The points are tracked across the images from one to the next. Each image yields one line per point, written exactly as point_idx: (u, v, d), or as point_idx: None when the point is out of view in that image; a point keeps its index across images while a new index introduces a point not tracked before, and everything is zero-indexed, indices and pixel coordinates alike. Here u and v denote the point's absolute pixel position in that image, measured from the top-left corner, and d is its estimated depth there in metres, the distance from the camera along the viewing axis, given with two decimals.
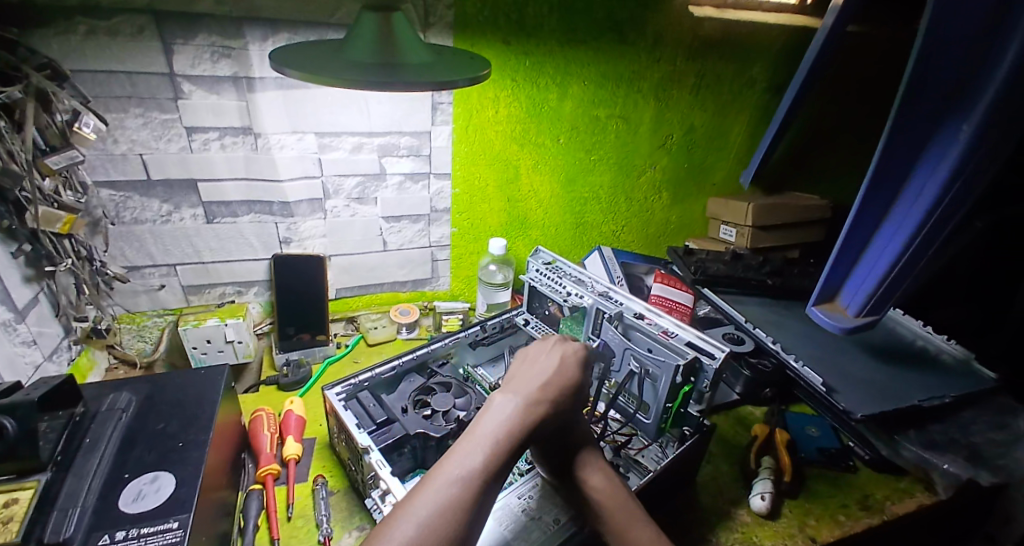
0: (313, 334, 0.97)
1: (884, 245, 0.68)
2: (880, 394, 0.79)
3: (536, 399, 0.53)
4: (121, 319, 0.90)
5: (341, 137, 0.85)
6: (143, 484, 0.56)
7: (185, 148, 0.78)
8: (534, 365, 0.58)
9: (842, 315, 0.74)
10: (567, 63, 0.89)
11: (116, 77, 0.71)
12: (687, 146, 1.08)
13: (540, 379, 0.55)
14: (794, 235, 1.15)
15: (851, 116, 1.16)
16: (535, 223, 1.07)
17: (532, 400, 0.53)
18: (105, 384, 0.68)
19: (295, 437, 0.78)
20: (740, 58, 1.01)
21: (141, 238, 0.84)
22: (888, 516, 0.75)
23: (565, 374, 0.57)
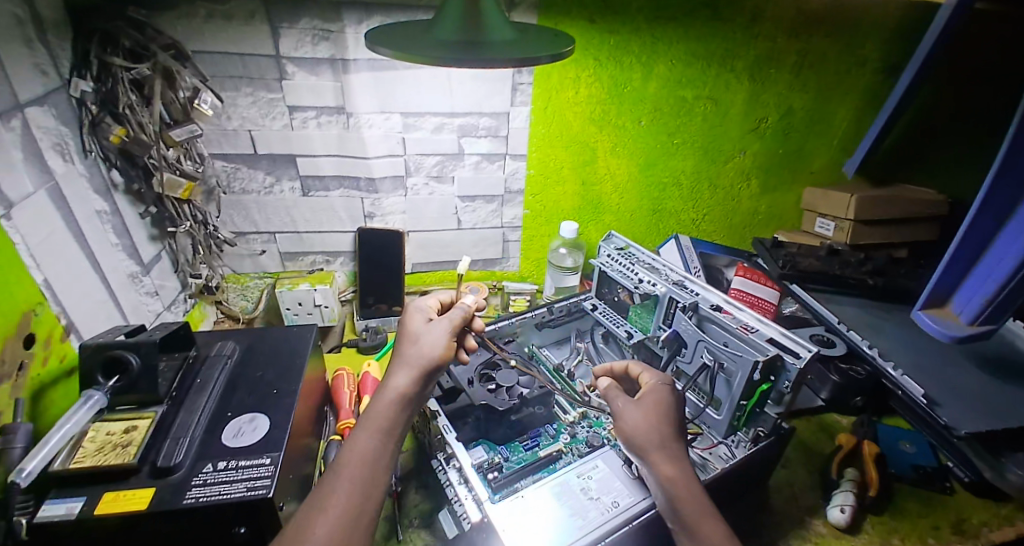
0: (390, 305, 1.04)
1: (1010, 245, 0.59)
2: (993, 412, 0.70)
3: (416, 364, 0.57)
4: (229, 280, 1.00)
5: (424, 117, 0.88)
6: (242, 422, 0.63)
7: (286, 125, 0.85)
8: (415, 336, 0.61)
9: (952, 323, 0.66)
10: (654, 41, 0.86)
11: (232, 59, 0.78)
12: (782, 130, 1.01)
13: (417, 348, 0.59)
14: (902, 233, 1.04)
15: (985, 97, 1.01)
16: (610, 208, 1.05)
17: (416, 366, 0.57)
18: (214, 333, 0.77)
19: (372, 398, 0.84)
20: (850, 34, 0.92)
21: (247, 207, 0.93)
22: (985, 543, 0.67)
23: (439, 338, 0.60)
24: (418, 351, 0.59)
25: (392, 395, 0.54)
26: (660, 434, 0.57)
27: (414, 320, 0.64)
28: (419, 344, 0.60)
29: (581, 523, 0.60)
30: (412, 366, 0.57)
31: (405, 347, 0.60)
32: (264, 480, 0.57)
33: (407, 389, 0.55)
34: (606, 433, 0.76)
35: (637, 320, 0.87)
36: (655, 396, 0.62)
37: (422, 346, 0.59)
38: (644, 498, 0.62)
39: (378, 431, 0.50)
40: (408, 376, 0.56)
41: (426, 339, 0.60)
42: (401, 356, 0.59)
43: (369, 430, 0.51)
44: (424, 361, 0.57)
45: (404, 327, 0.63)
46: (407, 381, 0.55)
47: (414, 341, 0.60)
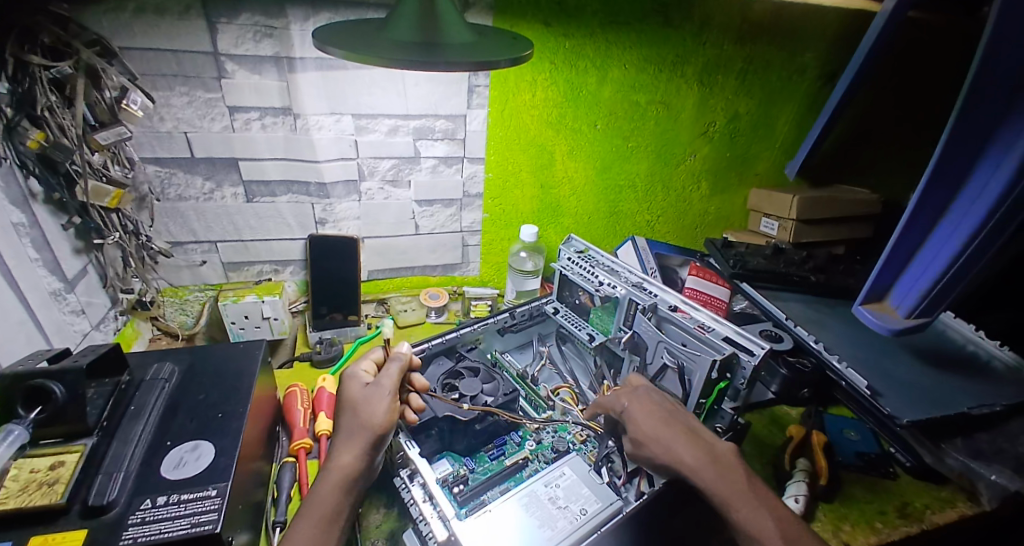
0: (345, 315, 0.99)
1: (942, 244, 0.63)
2: (929, 399, 0.75)
3: (355, 439, 0.60)
4: (165, 293, 0.93)
5: (377, 119, 0.85)
6: (184, 451, 0.58)
7: (227, 127, 0.80)
8: (356, 404, 0.64)
9: (890, 316, 0.70)
10: (608, 45, 0.87)
11: (164, 56, 0.72)
12: (730, 134, 1.04)
13: (356, 418, 0.62)
14: (840, 232, 1.10)
15: (908, 102, 1.09)
16: (568, 211, 1.06)
17: (356, 440, 0.60)
18: (150, 353, 0.71)
19: (327, 414, 0.80)
20: (791, 43, 0.96)
21: (185, 214, 0.86)
22: (928, 525, 0.71)
23: (380, 405, 0.63)
24: (356, 423, 0.62)
25: (333, 477, 0.58)
26: (665, 446, 0.61)
27: (354, 386, 0.66)
28: (357, 416, 0.62)
29: (549, 534, 0.59)
30: (352, 441, 0.61)
31: (348, 416, 0.63)
32: (210, 515, 0.52)
33: (349, 466, 0.59)
34: (571, 437, 0.75)
35: (597, 322, 0.88)
36: (641, 419, 0.64)
37: (362, 418, 0.62)
38: (610, 504, 0.63)
39: (317, 514, 0.55)
40: (351, 452, 0.60)
41: (365, 407, 0.63)
42: (343, 428, 0.63)
43: (310, 515, 0.56)
44: (364, 433, 0.61)
45: (345, 394, 0.66)
46: (350, 457, 0.59)
47: (353, 412, 0.63)
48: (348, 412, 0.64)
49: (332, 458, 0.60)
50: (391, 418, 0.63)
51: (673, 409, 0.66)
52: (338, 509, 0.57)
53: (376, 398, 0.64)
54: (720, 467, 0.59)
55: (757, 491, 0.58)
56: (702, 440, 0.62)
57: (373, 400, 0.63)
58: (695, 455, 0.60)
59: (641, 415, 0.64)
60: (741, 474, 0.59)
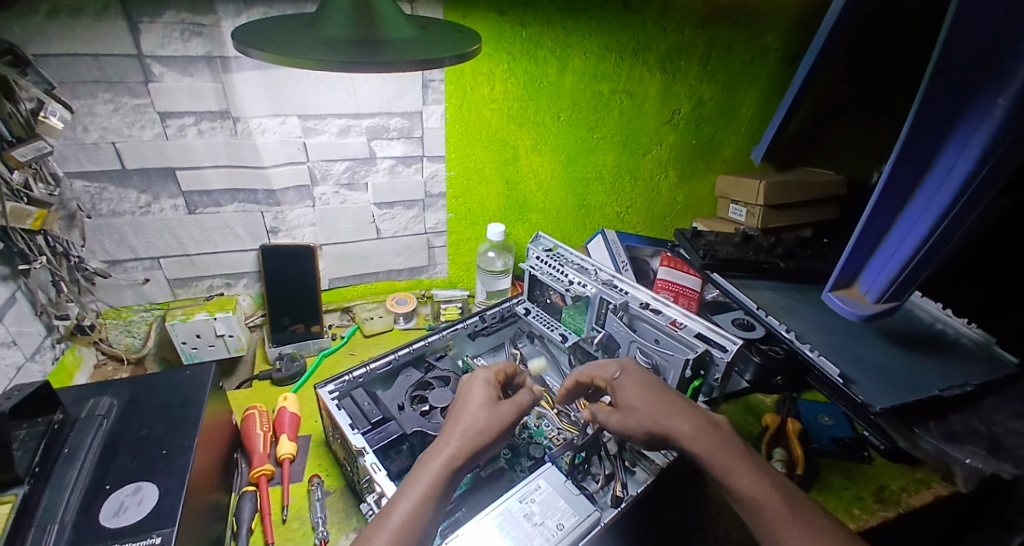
0: (308, 326, 0.94)
1: (906, 229, 0.62)
2: (898, 382, 0.76)
3: (473, 437, 0.55)
4: (107, 315, 0.86)
5: (326, 119, 0.80)
6: (125, 495, 0.53)
7: (160, 134, 0.73)
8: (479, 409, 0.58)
9: (860, 302, 0.69)
10: (567, 34, 0.83)
11: (82, 60, 0.65)
12: (695, 121, 1.02)
13: (475, 420, 0.56)
14: (808, 215, 1.11)
15: (869, 82, 1.09)
16: (535, 206, 1.02)
17: (463, 440, 0.54)
18: (86, 387, 0.65)
19: (289, 436, 0.75)
20: (752, 26, 0.94)
21: (121, 231, 0.80)
22: (904, 509, 0.72)
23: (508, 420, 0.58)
24: (473, 423, 0.56)
25: (438, 464, 0.52)
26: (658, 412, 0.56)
27: (485, 390, 0.60)
28: (476, 419, 0.56)
29: None
30: (461, 436, 0.55)
31: (467, 415, 0.57)
32: None
33: (453, 460, 0.52)
34: (547, 443, 0.73)
35: (570, 321, 0.87)
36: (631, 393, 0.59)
37: (484, 425, 0.56)
38: (589, 515, 0.60)
39: (420, 496, 0.49)
40: (459, 446, 0.54)
41: (491, 416, 0.57)
42: (452, 425, 0.57)
43: (411, 492, 0.50)
44: (483, 435, 0.55)
45: (467, 393, 0.60)
46: (460, 452, 0.53)
47: (473, 410, 0.57)
48: (470, 406, 0.58)
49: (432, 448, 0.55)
50: (500, 439, 0.57)
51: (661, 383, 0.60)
52: (441, 496, 0.51)
53: (510, 410, 0.59)
54: (718, 437, 0.54)
55: (746, 458, 0.52)
56: (695, 410, 0.56)
57: (507, 410, 0.59)
58: (687, 427, 0.54)
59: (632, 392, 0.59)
60: (732, 442, 0.53)
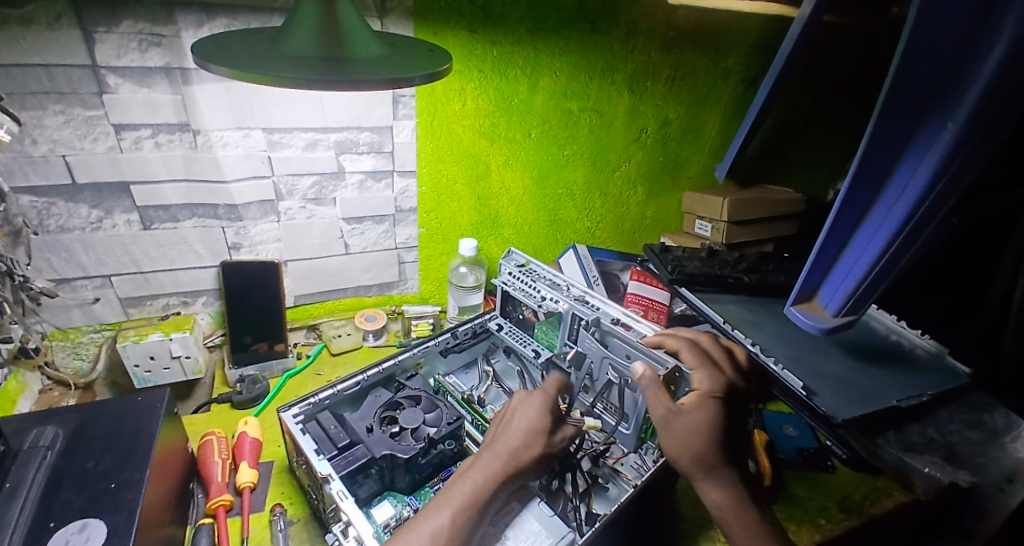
0: (270, 345, 0.90)
1: (863, 246, 0.64)
2: (857, 394, 0.79)
3: (518, 454, 0.60)
4: (52, 336, 0.81)
5: (292, 133, 0.78)
6: (70, 534, 0.49)
7: (113, 147, 0.70)
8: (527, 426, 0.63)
9: (820, 316, 0.71)
10: (537, 53, 0.84)
11: (33, 71, 0.62)
12: (662, 139, 1.05)
13: (523, 441, 0.61)
14: (768, 230, 1.14)
15: (823, 103, 1.14)
16: (506, 222, 1.02)
17: (508, 459, 0.59)
18: (28, 416, 0.60)
19: (250, 463, 0.72)
20: (714, 49, 0.98)
21: (70, 248, 0.75)
22: (867, 517, 0.76)
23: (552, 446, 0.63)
24: (514, 442, 0.61)
25: (476, 483, 0.56)
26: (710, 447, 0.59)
27: (540, 411, 0.65)
28: (521, 439, 0.61)
29: None
30: (500, 456, 0.59)
31: (514, 435, 0.61)
32: None
33: (497, 479, 0.57)
34: None
35: (543, 337, 0.87)
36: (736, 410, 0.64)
37: (530, 444, 0.61)
38: (563, 536, 0.58)
39: (454, 510, 0.53)
40: (501, 464, 0.58)
41: (535, 436, 0.62)
42: (500, 443, 0.61)
43: (448, 507, 0.54)
44: (524, 454, 0.60)
45: (525, 412, 0.64)
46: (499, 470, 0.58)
47: (515, 431, 0.62)
48: (529, 425, 0.63)
49: (473, 465, 0.59)
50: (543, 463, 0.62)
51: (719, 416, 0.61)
52: (476, 516, 0.54)
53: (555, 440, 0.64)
54: (744, 507, 0.58)
55: (757, 524, 0.58)
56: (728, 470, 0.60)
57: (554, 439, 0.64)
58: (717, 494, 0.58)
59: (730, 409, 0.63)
60: (744, 514, 0.58)
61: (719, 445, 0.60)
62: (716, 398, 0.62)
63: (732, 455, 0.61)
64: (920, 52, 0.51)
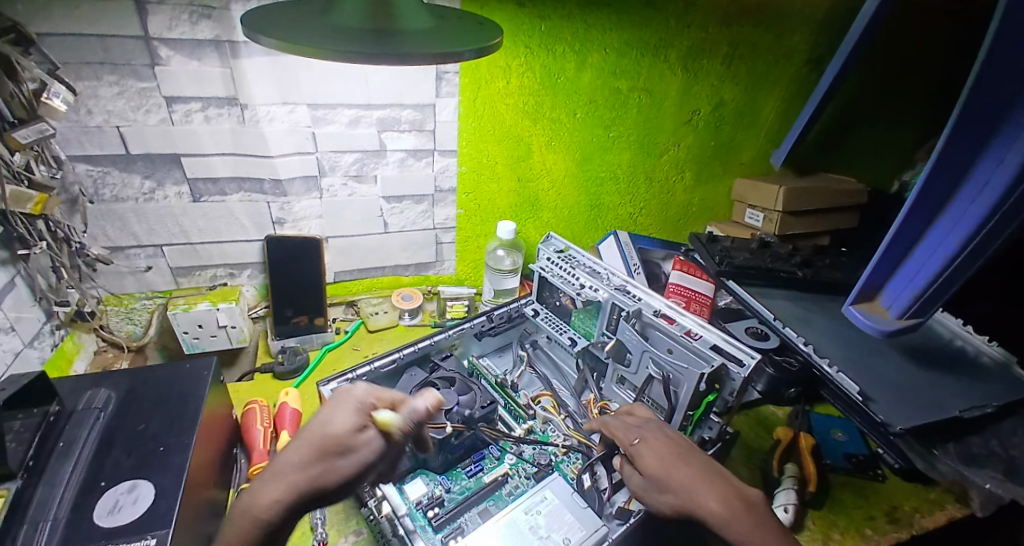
0: (311, 319, 0.92)
1: (936, 243, 0.58)
2: (919, 403, 0.73)
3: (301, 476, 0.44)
4: (107, 302, 0.85)
5: (336, 109, 0.77)
6: (119, 493, 0.51)
7: (165, 119, 0.71)
8: (316, 440, 0.45)
9: (882, 317, 0.66)
10: (587, 28, 0.80)
11: (88, 41, 0.63)
12: (715, 122, 0.99)
13: (308, 462, 0.44)
14: (827, 222, 1.07)
15: (895, 86, 1.05)
16: (546, 206, 1.00)
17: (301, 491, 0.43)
18: (83, 378, 0.63)
19: (289, 432, 0.74)
20: (778, 26, 0.91)
21: (124, 217, 0.78)
22: (917, 531, 0.71)
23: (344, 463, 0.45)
24: (302, 465, 0.44)
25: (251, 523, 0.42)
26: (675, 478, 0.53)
27: (353, 417, 0.47)
28: (308, 460, 0.44)
29: None
30: (292, 484, 0.43)
31: (308, 446, 0.45)
32: None
33: (283, 507, 0.43)
34: (553, 450, 0.71)
35: (580, 325, 0.84)
36: (668, 433, 0.59)
37: (317, 470, 0.44)
38: (596, 530, 0.58)
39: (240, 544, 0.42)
40: (286, 496, 0.43)
41: (332, 447, 0.45)
42: (283, 464, 0.44)
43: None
44: (308, 480, 0.44)
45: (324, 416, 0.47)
46: (278, 507, 0.43)
47: (315, 442, 0.45)
48: (319, 444, 0.45)
49: (248, 501, 0.43)
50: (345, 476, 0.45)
51: (675, 441, 0.57)
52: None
53: (352, 452, 0.45)
54: (747, 512, 0.50)
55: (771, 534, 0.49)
56: (711, 480, 0.53)
57: (351, 452, 0.45)
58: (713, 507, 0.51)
59: (660, 438, 0.58)
60: (757, 521, 0.50)
61: (677, 464, 0.54)
62: (640, 443, 0.58)
63: (701, 472, 0.54)
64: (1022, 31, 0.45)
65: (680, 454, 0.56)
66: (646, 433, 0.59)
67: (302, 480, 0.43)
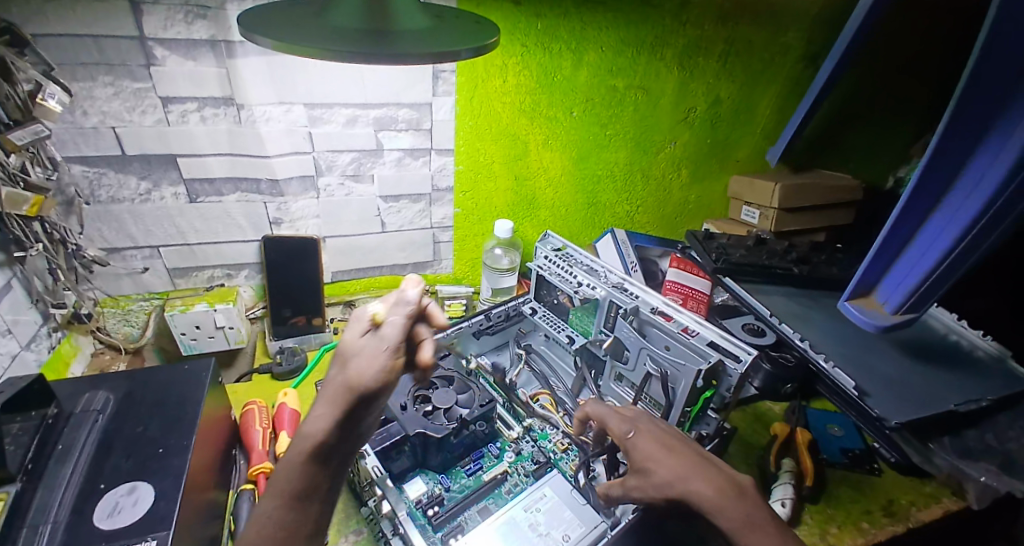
0: (309, 319, 0.92)
1: (931, 239, 0.59)
2: (914, 397, 0.73)
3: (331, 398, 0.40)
4: (104, 304, 0.84)
5: (333, 109, 0.77)
6: (119, 495, 0.51)
7: (161, 120, 0.71)
8: (344, 358, 0.41)
9: (877, 312, 0.66)
10: (583, 26, 0.80)
11: (82, 42, 0.63)
12: (711, 119, 1.00)
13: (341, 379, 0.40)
14: (822, 218, 1.08)
15: (890, 82, 1.06)
16: (544, 204, 1.00)
17: (340, 403, 0.39)
18: (81, 381, 0.63)
19: (289, 433, 0.74)
20: (774, 23, 0.91)
21: (120, 218, 0.78)
22: (913, 524, 0.72)
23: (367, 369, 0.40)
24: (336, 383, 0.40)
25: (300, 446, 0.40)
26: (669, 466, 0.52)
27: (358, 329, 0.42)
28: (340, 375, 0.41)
29: None
30: (330, 403, 0.40)
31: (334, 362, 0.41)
32: None
33: (326, 427, 0.39)
34: (552, 447, 0.72)
35: (577, 323, 0.83)
36: (661, 426, 0.58)
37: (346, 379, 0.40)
38: (595, 527, 0.60)
39: (292, 469, 0.39)
40: (327, 414, 0.40)
41: (347, 357, 0.41)
42: (330, 384, 0.41)
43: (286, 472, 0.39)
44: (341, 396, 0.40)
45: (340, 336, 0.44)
46: (322, 427, 0.39)
47: (340, 361, 0.41)
48: (341, 360, 0.41)
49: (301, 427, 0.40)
50: (374, 383, 0.40)
51: (669, 433, 0.57)
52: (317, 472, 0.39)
53: (368, 357, 0.40)
54: (743, 501, 0.49)
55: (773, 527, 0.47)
56: (704, 469, 0.52)
57: (367, 357, 0.40)
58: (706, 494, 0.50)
59: (653, 430, 0.57)
60: (755, 510, 0.49)
61: (670, 453, 0.54)
62: (634, 435, 0.57)
63: (694, 462, 0.53)
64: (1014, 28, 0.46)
65: (674, 444, 0.55)
66: (638, 424, 0.58)
67: (336, 398, 0.40)
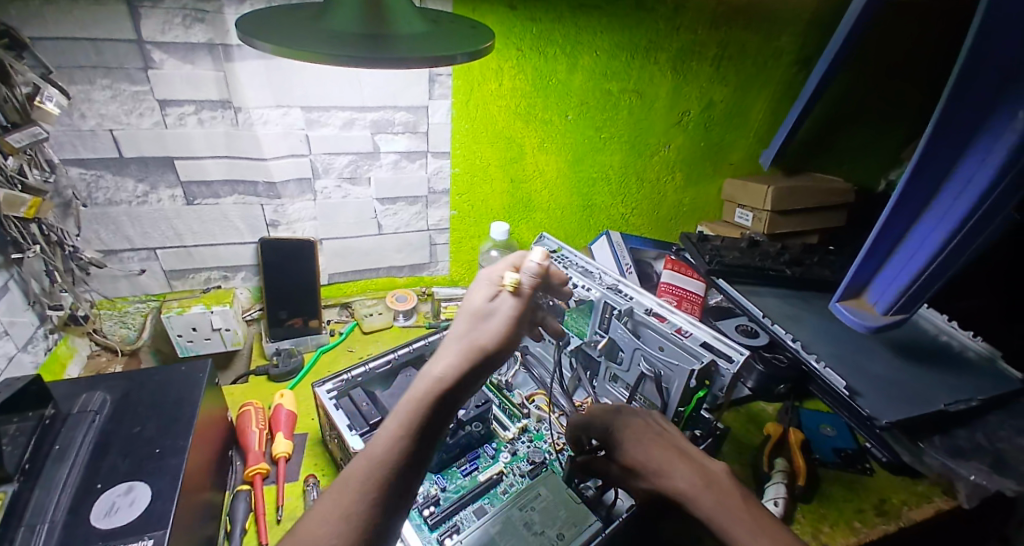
0: (306, 321, 0.92)
1: (921, 241, 0.60)
2: (904, 397, 0.74)
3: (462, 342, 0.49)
4: (101, 306, 0.85)
5: (330, 112, 0.78)
6: (116, 495, 0.51)
7: (158, 123, 0.71)
8: (477, 316, 0.52)
9: (868, 313, 0.67)
10: (578, 31, 0.81)
11: (80, 45, 0.63)
12: (705, 123, 1.01)
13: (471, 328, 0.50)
14: (814, 220, 1.09)
15: (881, 86, 1.07)
16: (540, 206, 1.01)
17: (466, 356, 0.48)
18: (78, 382, 0.63)
19: (285, 434, 0.74)
20: (766, 28, 0.93)
21: (117, 221, 0.78)
22: (905, 522, 0.73)
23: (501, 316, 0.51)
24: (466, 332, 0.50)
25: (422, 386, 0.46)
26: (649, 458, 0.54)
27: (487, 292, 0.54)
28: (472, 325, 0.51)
29: None
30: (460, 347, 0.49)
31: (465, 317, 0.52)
32: None
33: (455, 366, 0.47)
34: (547, 447, 0.73)
35: (571, 324, 0.81)
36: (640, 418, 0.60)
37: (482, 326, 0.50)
38: (590, 525, 0.59)
39: (413, 405, 0.45)
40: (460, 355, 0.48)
41: (482, 312, 0.52)
42: (459, 337, 0.50)
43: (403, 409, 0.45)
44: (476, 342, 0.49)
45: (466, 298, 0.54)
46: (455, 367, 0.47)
47: (468, 316, 0.52)
48: (473, 314, 0.52)
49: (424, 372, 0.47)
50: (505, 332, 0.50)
51: (650, 425, 0.58)
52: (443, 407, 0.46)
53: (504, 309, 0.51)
54: (719, 490, 0.51)
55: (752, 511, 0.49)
56: (681, 461, 0.54)
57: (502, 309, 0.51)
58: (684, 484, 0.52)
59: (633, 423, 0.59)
60: (735, 494, 0.51)
61: (648, 447, 0.55)
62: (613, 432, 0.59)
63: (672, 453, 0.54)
64: (997, 34, 0.47)
65: (652, 436, 0.57)
66: (617, 420, 0.60)
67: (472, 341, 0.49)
